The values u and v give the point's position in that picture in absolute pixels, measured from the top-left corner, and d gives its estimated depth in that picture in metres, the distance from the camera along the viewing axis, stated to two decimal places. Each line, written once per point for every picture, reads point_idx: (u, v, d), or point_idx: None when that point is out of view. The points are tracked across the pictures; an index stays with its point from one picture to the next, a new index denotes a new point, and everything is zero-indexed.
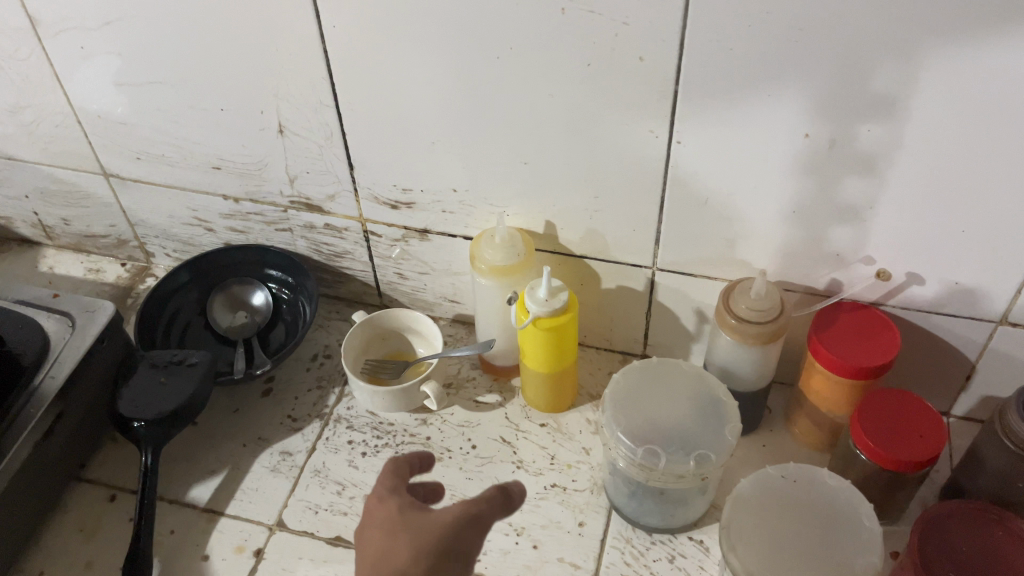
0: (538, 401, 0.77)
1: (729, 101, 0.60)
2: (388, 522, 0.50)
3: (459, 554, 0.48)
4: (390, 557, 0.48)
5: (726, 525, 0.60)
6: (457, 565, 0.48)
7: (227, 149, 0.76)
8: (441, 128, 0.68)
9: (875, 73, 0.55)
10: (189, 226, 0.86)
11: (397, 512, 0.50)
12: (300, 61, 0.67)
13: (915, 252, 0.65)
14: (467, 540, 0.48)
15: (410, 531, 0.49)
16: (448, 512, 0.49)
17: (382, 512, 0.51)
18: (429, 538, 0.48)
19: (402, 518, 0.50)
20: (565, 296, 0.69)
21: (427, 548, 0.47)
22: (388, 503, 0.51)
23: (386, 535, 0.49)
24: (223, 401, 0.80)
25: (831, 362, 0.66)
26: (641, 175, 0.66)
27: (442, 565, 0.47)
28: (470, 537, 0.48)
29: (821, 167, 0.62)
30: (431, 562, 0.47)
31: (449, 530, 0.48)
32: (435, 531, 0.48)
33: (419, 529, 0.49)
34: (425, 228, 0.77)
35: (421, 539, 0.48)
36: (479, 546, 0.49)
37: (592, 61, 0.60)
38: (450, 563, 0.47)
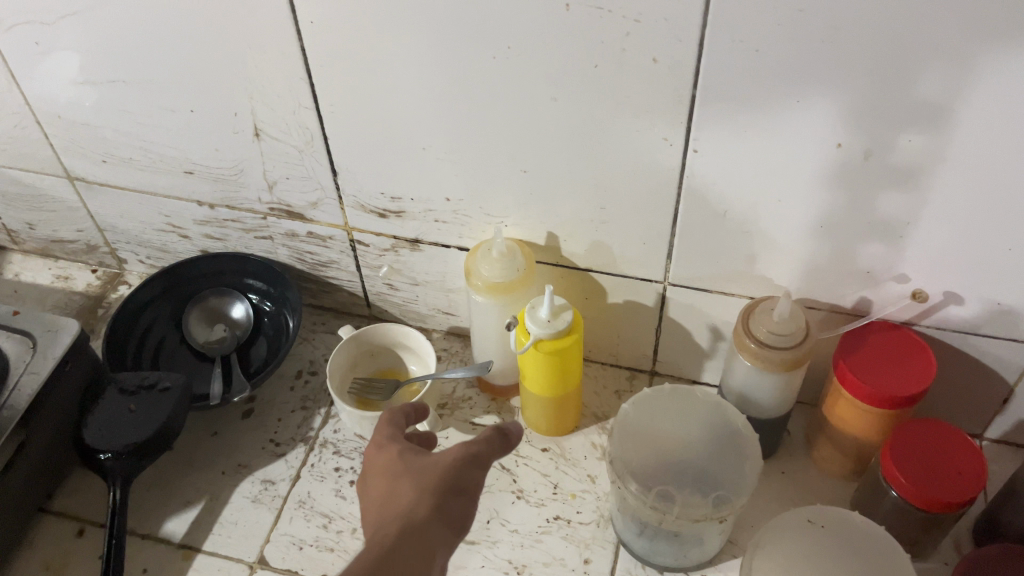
0: (538, 423, 0.72)
1: (753, 107, 0.53)
2: (390, 467, 0.49)
3: (462, 491, 0.47)
4: (396, 498, 0.46)
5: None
6: (462, 500, 0.47)
7: (199, 153, 0.70)
8: (432, 133, 0.62)
9: (920, 78, 0.49)
10: (162, 232, 0.80)
11: (398, 458, 0.50)
12: (275, 60, 0.61)
13: (953, 270, 0.59)
14: (470, 477, 0.48)
15: (414, 471, 0.48)
16: (449, 452, 0.49)
17: (381, 457, 0.50)
18: (432, 476, 0.47)
19: (403, 461, 0.49)
20: (570, 317, 0.63)
21: (433, 484, 0.47)
22: (387, 450, 0.50)
23: (389, 477, 0.48)
24: (201, 424, 0.75)
25: (859, 389, 0.61)
26: (652, 186, 0.60)
27: (448, 500, 0.46)
28: (473, 474, 0.48)
29: (854, 179, 0.55)
30: (437, 499, 0.46)
31: (450, 468, 0.48)
32: (437, 470, 0.48)
33: (422, 468, 0.48)
34: (416, 238, 0.71)
35: (425, 478, 0.47)
36: (483, 482, 0.49)
37: (599, 61, 0.54)
38: (456, 498, 0.47)
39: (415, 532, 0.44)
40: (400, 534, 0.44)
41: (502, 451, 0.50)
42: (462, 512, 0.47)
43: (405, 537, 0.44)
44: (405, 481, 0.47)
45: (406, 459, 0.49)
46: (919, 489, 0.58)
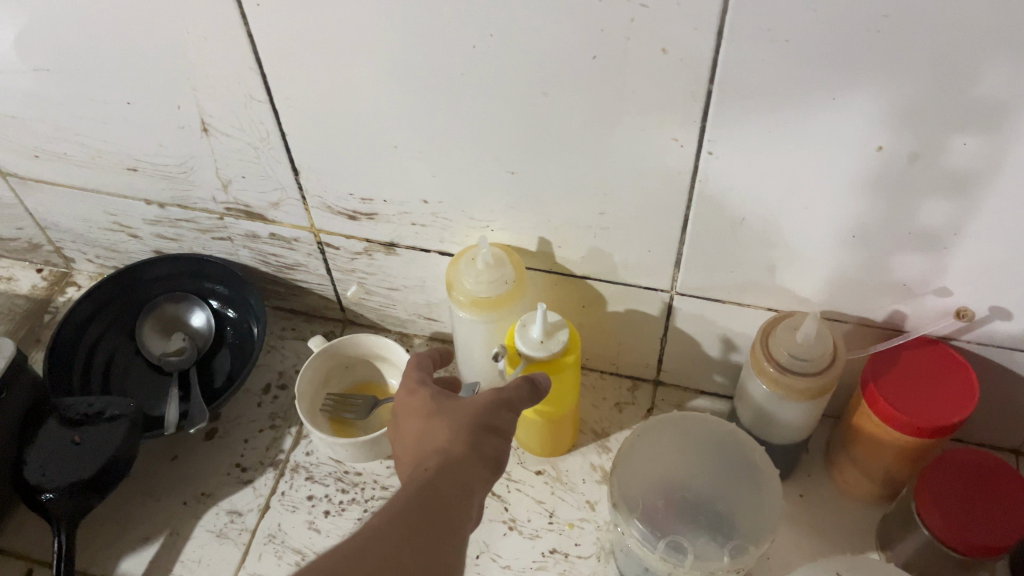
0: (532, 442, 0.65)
1: (781, 104, 0.45)
2: (424, 406, 0.48)
3: (497, 432, 0.47)
4: (433, 436, 0.46)
5: None
6: (497, 440, 0.47)
7: (142, 148, 0.62)
8: (405, 130, 0.54)
9: (982, 74, 0.41)
10: (110, 231, 0.72)
11: (433, 399, 0.49)
12: (217, 45, 0.52)
13: (1003, 285, 0.51)
14: (503, 417, 0.48)
15: (451, 411, 0.47)
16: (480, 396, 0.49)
17: (415, 399, 0.49)
18: (468, 414, 0.47)
19: (438, 400, 0.49)
20: (565, 336, 0.56)
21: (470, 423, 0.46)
22: (421, 393, 0.49)
23: (424, 418, 0.47)
24: (160, 447, 0.68)
25: (891, 417, 0.54)
26: (660, 188, 0.52)
27: (484, 440, 0.46)
28: (505, 416, 0.48)
29: (894, 186, 0.48)
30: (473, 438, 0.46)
31: (483, 411, 0.47)
32: (474, 410, 0.47)
33: (458, 406, 0.47)
34: (392, 241, 0.63)
35: (462, 415, 0.47)
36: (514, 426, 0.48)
37: (598, 52, 0.45)
38: (492, 438, 0.46)
39: (453, 465, 0.43)
40: (441, 467, 0.43)
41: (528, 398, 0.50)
42: (497, 451, 0.46)
43: (445, 471, 0.43)
44: (441, 421, 0.47)
45: (441, 400, 0.48)
46: (957, 528, 0.51)
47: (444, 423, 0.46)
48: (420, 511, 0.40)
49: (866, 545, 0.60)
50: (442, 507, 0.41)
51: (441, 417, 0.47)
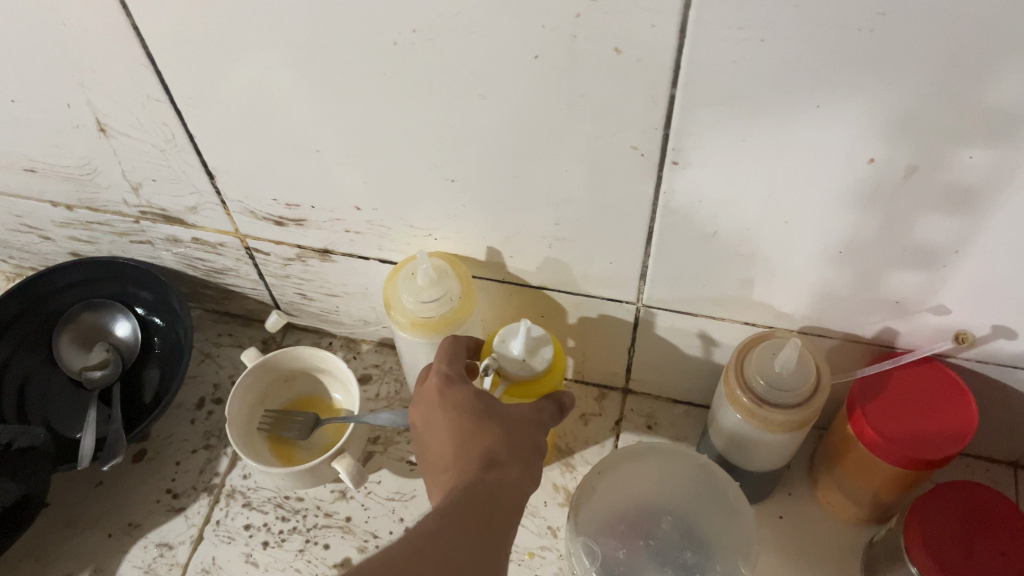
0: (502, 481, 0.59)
1: (756, 113, 0.38)
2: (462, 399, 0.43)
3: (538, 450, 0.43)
4: (481, 438, 0.41)
5: None
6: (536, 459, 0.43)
7: (37, 150, 0.54)
8: (326, 134, 0.47)
9: (995, 80, 0.34)
10: (19, 233, 0.65)
11: (475, 395, 0.44)
12: (101, 39, 0.44)
13: (1007, 304, 0.45)
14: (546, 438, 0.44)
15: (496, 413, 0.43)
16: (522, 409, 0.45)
17: (449, 390, 0.44)
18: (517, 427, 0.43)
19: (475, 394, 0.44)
20: (549, 354, 0.50)
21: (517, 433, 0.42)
22: (456, 386, 0.44)
23: (464, 414, 0.43)
24: (83, 473, 0.62)
25: (879, 449, 0.49)
26: (619, 198, 0.45)
27: (530, 458, 0.42)
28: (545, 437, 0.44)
29: (888, 201, 0.41)
30: (522, 453, 0.42)
31: (529, 429, 0.44)
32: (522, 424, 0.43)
33: (506, 413, 0.43)
34: (326, 248, 0.56)
35: (510, 426, 0.43)
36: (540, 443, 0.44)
37: (540, 51, 0.38)
38: (534, 457, 0.43)
39: (507, 481, 0.40)
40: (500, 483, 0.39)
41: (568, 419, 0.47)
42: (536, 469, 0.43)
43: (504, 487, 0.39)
44: (489, 424, 0.42)
45: (486, 396, 0.43)
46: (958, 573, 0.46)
47: (493, 427, 0.42)
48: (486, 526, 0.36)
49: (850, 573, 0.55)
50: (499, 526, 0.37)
51: (489, 419, 0.42)
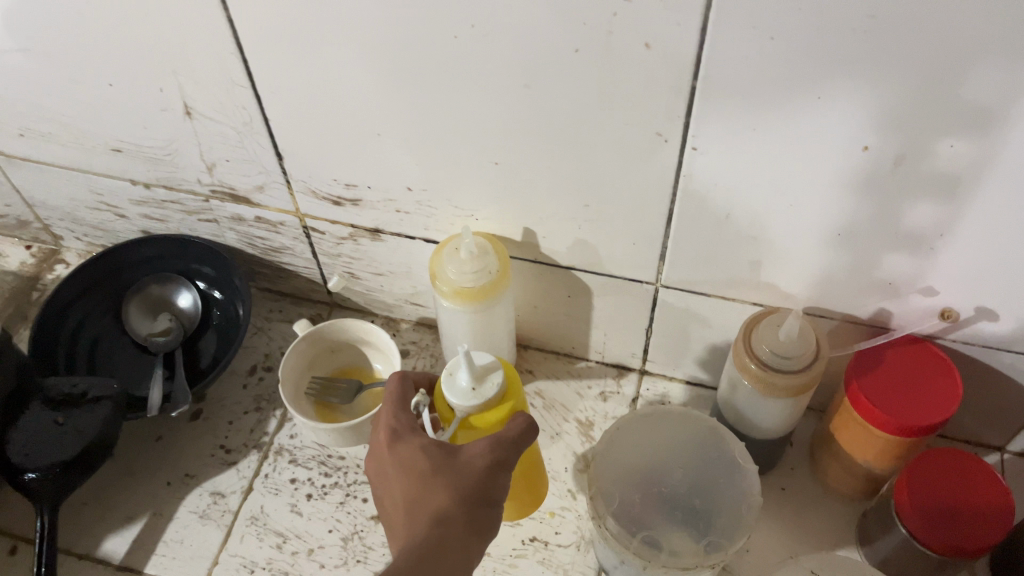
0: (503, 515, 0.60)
1: (765, 103, 0.45)
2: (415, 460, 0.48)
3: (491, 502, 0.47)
4: (428, 497, 0.46)
5: None
6: (492, 508, 0.47)
7: (126, 131, 0.61)
8: (388, 119, 0.53)
9: (970, 78, 0.40)
10: (97, 210, 0.72)
11: (422, 449, 0.49)
12: (198, 30, 0.51)
13: (988, 286, 0.51)
14: (501, 487, 0.48)
15: (446, 473, 0.47)
16: (478, 455, 0.48)
17: (401, 446, 0.49)
18: (467, 478, 0.47)
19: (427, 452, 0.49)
20: (493, 391, 0.53)
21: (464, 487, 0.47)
22: (407, 440, 0.50)
23: (414, 474, 0.48)
24: (145, 428, 0.68)
25: (873, 416, 0.54)
26: (645, 182, 0.52)
27: (480, 508, 0.47)
28: (504, 479, 0.48)
29: (881, 186, 0.47)
30: (470, 505, 0.46)
31: (481, 477, 0.48)
32: (471, 477, 0.47)
33: (453, 466, 0.48)
34: (377, 228, 0.63)
35: (459, 482, 0.47)
36: (497, 494, 0.48)
37: (581, 45, 0.45)
38: (486, 509, 0.47)
39: (451, 538, 0.44)
40: (441, 540, 0.44)
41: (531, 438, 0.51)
42: (490, 520, 0.47)
43: (447, 543, 0.44)
44: (437, 481, 0.47)
45: (430, 454, 0.48)
46: (936, 530, 0.52)
47: (440, 485, 0.47)
48: None
49: (843, 538, 0.60)
50: None
51: (437, 476, 0.47)
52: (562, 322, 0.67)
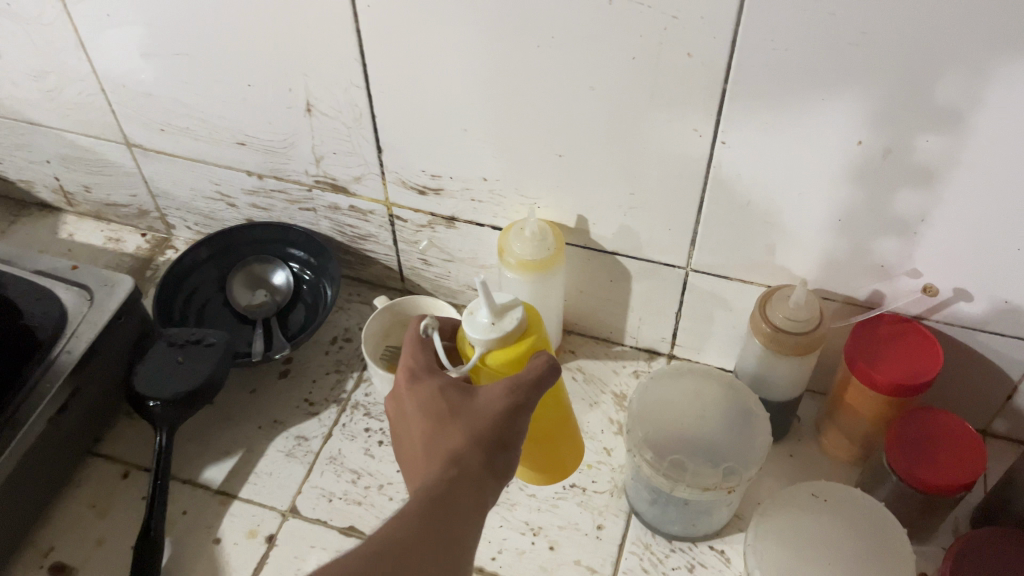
0: (533, 483, 0.69)
1: (778, 105, 0.57)
2: (435, 407, 0.53)
3: (506, 449, 0.52)
4: (444, 439, 0.51)
5: (755, 530, 0.60)
6: (506, 452, 0.52)
7: (252, 126, 0.74)
8: (475, 117, 0.66)
9: (940, 84, 0.52)
10: (212, 200, 0.84)
11: (439, 394, 0.54)
12: (330, 38, 0.64)
13: (964, 268, 0.62)
14: (516, 431, 0.52)
15: (461, 418, 0.52)
16: (492, 401, 0.53)
17: (421, 392, 0.55)
18: (482, 422, 0.52)
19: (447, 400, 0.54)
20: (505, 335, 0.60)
21: (481, 434, 0.51)
22: (426, 386, 0.55)
23: (433, 418, 0.53)
24: (241, 381, 0.79)
25: (867, 377, 0.64)
26: (681, 174, 0.64)
27: (494, 451, 0.51)
28: (518, 423, 0.53)
29: (873, 177, 0.59)
30: (485, 448, 0.51)
31: (494, 422, 0.52)
32: (484, 421, 0.52)
33: (467, 413, 0.53)
34: (453, 216, 0.75)
35: (473, 425, 0.52)
36: (512, 438, 0.52)
37: (637, 54, 0.57)
38: (500, 452, 0.52)
39: (464, 476, 0.49)
40: (455, 480, 0.48)
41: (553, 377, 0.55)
42: (504, 463, 0.51)
43: (460, 483, 0.48)
44: (453, 425, 0.52)
45: (446, 399, 0.54)
46: (920, 471, 0.61)
47: (455, 430, 0.52)
48: (435, 519, 0.46)
49: None
50: (452, 518, 0.47)
51: (452, 421, 0.52)
52: (603, 306, 0.78)
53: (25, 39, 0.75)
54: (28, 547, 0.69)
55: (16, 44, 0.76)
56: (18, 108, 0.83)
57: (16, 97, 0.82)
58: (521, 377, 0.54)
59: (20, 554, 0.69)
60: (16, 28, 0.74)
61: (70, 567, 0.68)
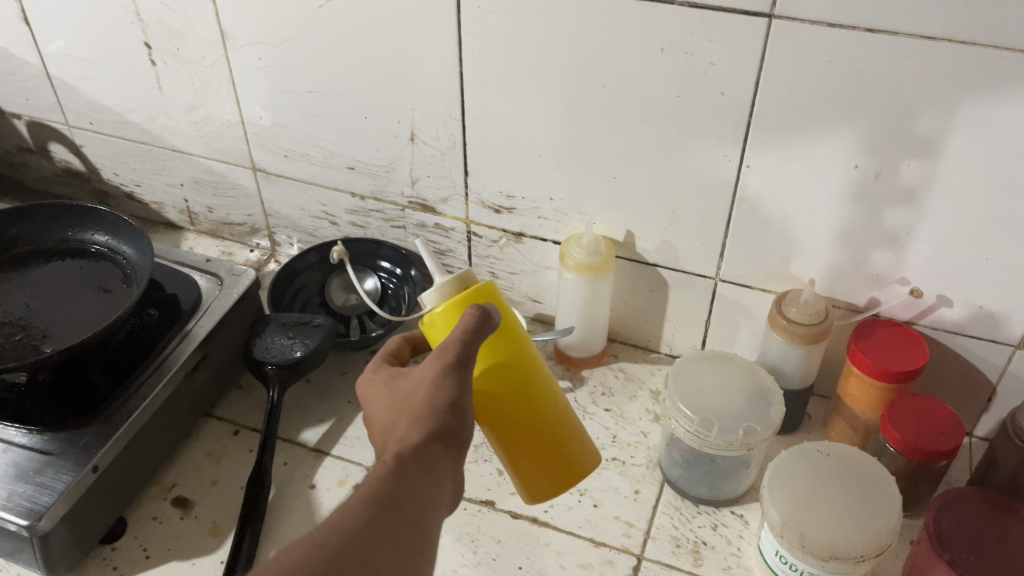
0: (532, 490, 0.65)
1: (791, 136, 0.73)
2: (389, 402, 0.58)
3: (446, 419, 0.55)
4: (395, 426, 0.55)
5: (768, 476, 0.72)
6: (454, 416, 0.55)
7: (362, 153, 0.92)
8: (548, 146, 0.82)
9: (917, 118, 0.67)
10: (317, 219, 1.02)
11: (390, 390, 0.58)
12: (437, 79, 0.82)
13: (945, 278, 0.76)
14: (455, 395, 0.55)
15: (407, 402, 0.56)
16: (429, 373, 0.56)
17: (376, 391, 0.59)
18: (421, 398, 0.55)
19: (396, 391, 0.58)
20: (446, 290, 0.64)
21: (421, 409, 0.55)
22: (380, 385, 0.59)
23: (387, 411, 0.57)
24: (334, 365, 0.94)
25: (864, 364, 0.77)
26: (711, 196, 0.79)
27: (436, 420, 0.55)
28: (454, 388, 0.55)
29: (867, 196, 0.74)
30: (426, 420, 0.54)
31: (430, 394, 0.55)
32: (422, 397, 0.55)
33: (409, 397, 0.56)
34: (521, 232, 0.91)
35: (415, 403, 0.56)
36: (453, 401, 0.55)
37: (681, 93, 0.74)
38: (445, 418, 0.55)
39: (408, 454, 0.53)
40: (398, 458, 0.52)
41: (484, 329, 0.58)
42: (453, 427, 0.55)
43: (405, 459, 0.53)
44: (400, 411, 0.56)
45: (396, 392, 0.58)
46: (909, 439, 0.73)
47: (402, 415, 0.56)
48: (381, 501, 0.50)
49: None
50: (400, 495, 0.51)
51: (401, 407, 0.56)
52: (643, 314, 0.92)
53: (186, 78, 0.94)
54: (154, 484, 0.83)
55: (176, 82, 0.95)
56: (165, 137, 1.02)
57: (166, 127, 1.00)
58: (450, 342, 0.57)
59: (148, 488, 0.82)
60: (180, 69, 0.93)
61: (190, 499, 0.81)
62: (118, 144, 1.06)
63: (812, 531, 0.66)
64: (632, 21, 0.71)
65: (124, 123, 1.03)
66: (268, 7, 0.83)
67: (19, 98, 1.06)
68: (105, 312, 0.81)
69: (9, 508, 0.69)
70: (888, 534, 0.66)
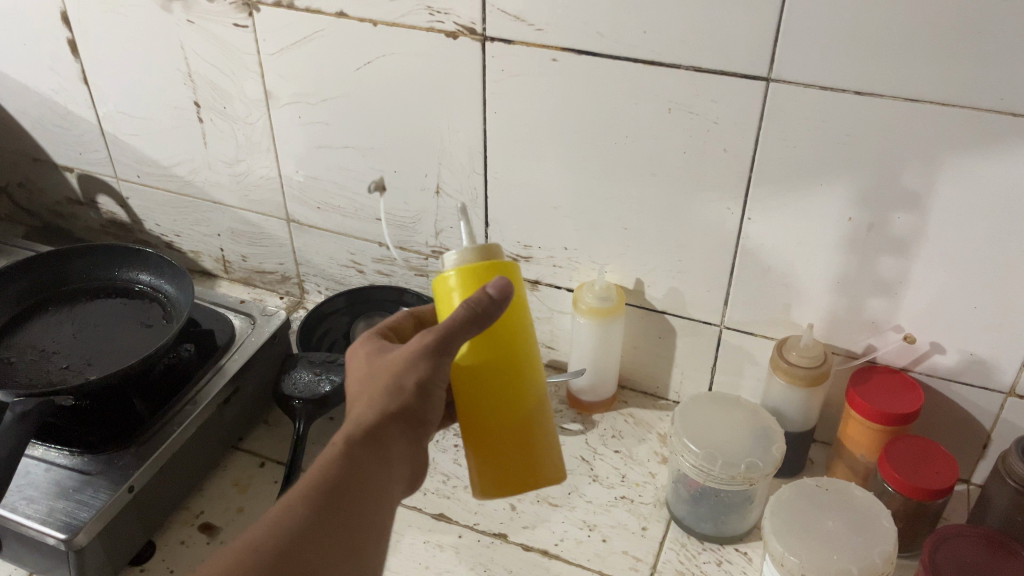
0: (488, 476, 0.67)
1: (788, 190, 0.78)
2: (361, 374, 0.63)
3: (402, 404, 0.59)
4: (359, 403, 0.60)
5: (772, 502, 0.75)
6: (416, 398, 0.60)
7: (390, 205, 0.99)
8: (563, 199, 0.89)
9: (904, 174, 0.73)
10: (345, 267, 1.08)
11: (366, 361, 0.63)
12: (462, 136, 0.89)
13: (937, 326, 0.80)
14: (422, 377, 0.60)
15: (374, 379, 0.61)
16: (404, 353, 0.61)
17: (356, 362, 0.64)
18: (387, 377, 0.60)
19: (371, 363, 0.63)
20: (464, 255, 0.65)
21: (384, 390, 0.60)
22: (361, 356, 0.64)
23: (357, 387, 0.62)
24: None
25: (861, 407, 0.81)
26: (715, 246, 0.85)
27: (394, 401, 0.59)
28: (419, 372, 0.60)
29: (861, 247, 0.79)
30: (385, 402, 0.59)
31: (394, 374, 0.60)
32: (388, 378, 0.60)
33: (377, 374, 0.61)
34: (537, 280, 0.97)
35: (381, 382, 0.60)
36: (422, 382, 0.60)
37: (687, 149, 0.80)
38: (404, 401, 0.59)
39: (364, 436, 0.58)
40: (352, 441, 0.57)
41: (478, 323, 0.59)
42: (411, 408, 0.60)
43: (359, 442, 0.57)
44: (366, 389, 0.61)
45: (371, 365, 0.62)
46: (907, 477, 0.76)
47: (367, 393, 0.60)
48: (329, 484, 0.55)
49: None
50: (349, 477, 0.56)
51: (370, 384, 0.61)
52: (651, 360, 0.97)
53: (230, 135, 1.01)
54: (183, 510, 0.86)
55: (220, 138, 1.02)
56: (207, 189, 1.09)
57: (208, 180, 1.08)
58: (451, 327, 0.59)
59: (177, 514, 0.86)
60: (226, 127, 1.01)
61: (216, 525, 0.85)
62: (161, 196, 1.13)
63: (811, 558, 0.69)
64: (643, 83, 0.78)
65: (169, 176, 1.10)
66: (311, 70, 0.91)
67: (73, 151, 1.14)
68: (144, 345, 0.87)
69: (50, 522, 0.74)
70: (883, 561, 0.69)
